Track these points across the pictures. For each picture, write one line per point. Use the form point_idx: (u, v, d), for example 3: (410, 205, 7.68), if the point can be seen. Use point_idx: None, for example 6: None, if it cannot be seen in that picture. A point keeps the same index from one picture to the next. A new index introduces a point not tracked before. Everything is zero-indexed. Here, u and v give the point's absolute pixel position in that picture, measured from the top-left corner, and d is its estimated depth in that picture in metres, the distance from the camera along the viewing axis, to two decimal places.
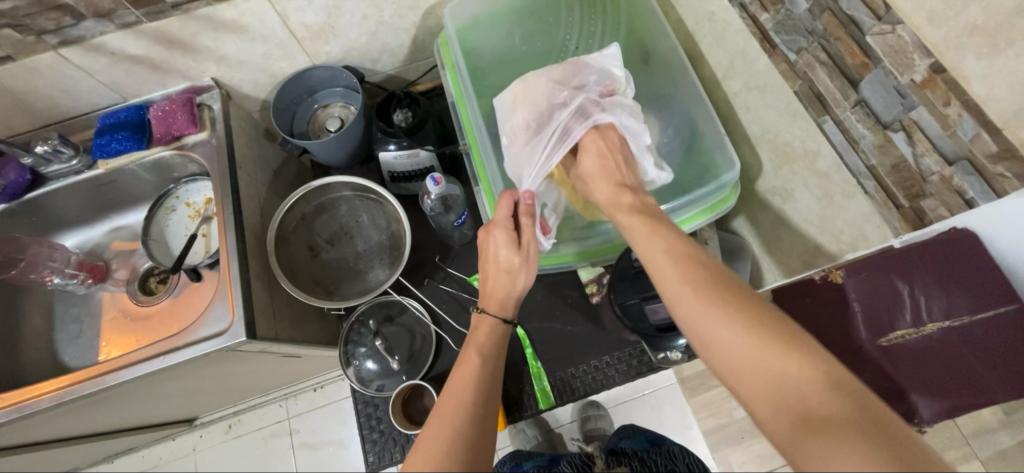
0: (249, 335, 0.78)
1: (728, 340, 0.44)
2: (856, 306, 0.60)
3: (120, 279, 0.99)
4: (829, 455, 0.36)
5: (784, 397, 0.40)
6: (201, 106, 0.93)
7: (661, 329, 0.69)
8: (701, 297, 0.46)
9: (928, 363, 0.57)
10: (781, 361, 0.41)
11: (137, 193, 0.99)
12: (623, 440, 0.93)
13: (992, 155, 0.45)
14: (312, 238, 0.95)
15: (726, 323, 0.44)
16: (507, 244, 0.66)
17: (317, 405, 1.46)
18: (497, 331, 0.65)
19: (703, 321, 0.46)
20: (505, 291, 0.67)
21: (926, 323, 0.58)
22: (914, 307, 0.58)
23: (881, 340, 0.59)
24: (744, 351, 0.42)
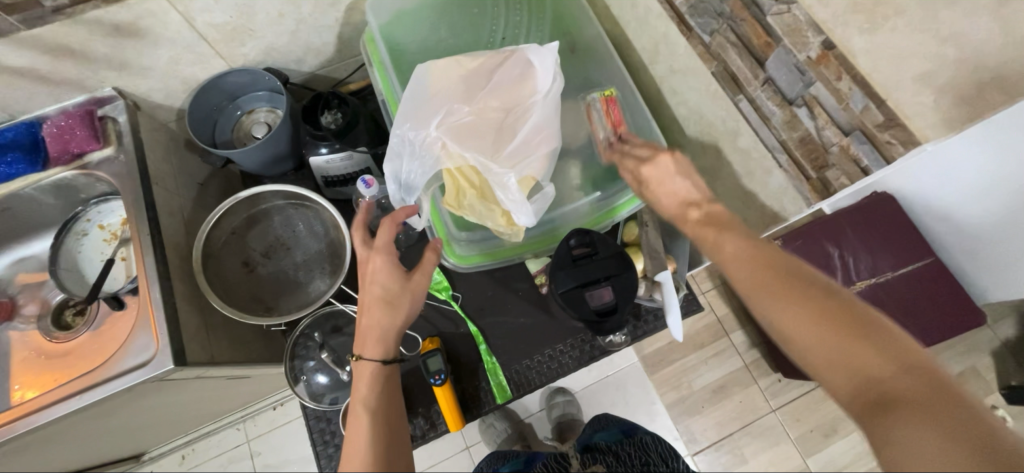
0: (177, 363, 0.72)
1: (802, 337, 0.47)
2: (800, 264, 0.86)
3: (29, 316, 0.90)
4: (903, 434, 0.39)
5: (855, 381, 0.43)
6: (104, 120, 0.85)
7: (600, 314, 0.68)
8: (770, 282, 0.50)
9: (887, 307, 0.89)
10: (848, 352, 0.44)
11: (40, 219, 0.90)
12: (597, 432, 0.96)
13: (879, 124, 0.47)
14: (245, 252, 0.90)
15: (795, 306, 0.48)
16: (383, 272, 0.63)
17: (276, 425, 1.40)
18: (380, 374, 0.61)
19: (782, 315, 0.48)
20: (379, 328, 0.62)
21: (859, 279, 0.89)
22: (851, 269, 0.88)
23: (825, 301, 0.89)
24: (812, 345, 0.46)
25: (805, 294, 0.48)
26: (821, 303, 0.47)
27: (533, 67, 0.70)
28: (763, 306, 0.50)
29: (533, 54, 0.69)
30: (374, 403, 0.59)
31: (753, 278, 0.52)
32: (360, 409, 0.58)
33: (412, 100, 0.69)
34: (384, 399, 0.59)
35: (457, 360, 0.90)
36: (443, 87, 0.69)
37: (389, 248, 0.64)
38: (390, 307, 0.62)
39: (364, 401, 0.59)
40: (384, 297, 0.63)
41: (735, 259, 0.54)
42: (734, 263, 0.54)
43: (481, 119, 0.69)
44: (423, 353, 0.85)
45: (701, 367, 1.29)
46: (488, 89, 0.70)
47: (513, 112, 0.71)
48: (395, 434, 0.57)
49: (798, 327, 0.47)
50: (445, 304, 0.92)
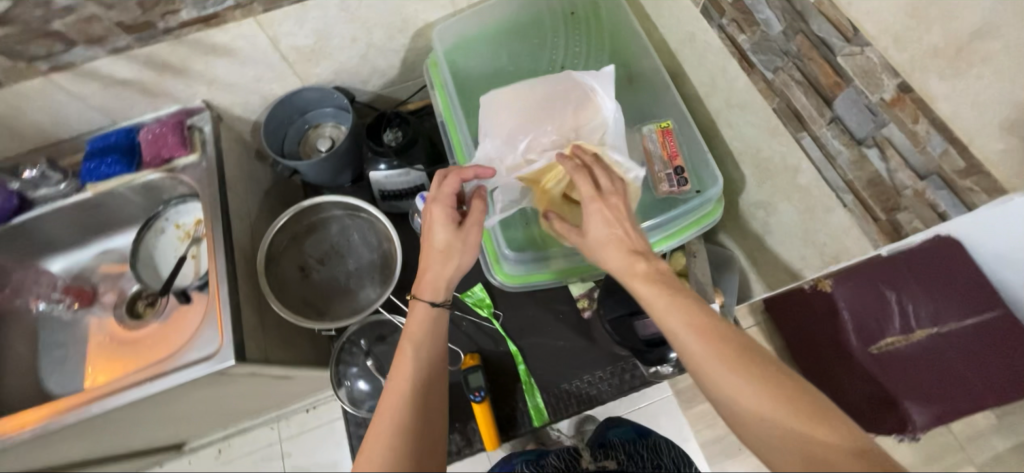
0: (238, 358, 0.77)
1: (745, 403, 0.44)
2: (846, 312, 0.79)
3: (107, 304, 0.98)
4: None
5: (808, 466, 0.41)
6: (191, 129, 0.93)
7: (649, 344, 0.68)
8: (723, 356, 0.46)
9: (917, 369, 0.76)
10: (787, 421, 0.42)
11: (126, 216, 0.98)
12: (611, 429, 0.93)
13: (960, 170, 0.46)
14: (303, 258, 0.94)
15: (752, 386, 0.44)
16: (445, 224, 0.62)
17: (309, 427, 1.43)
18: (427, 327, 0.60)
19: (728, 373, 0.45)
20: (439, 276, 0.62)
21: (915, 329, 0.75)
22: (901, 312, 0.75)
23: (873, 348, 0.79)
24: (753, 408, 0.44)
25: (732, 349, 0.46)
26: (753, 361, 0.45)
27: (593, 93, 0.73)
28: (692, 358, 0.48)
29: (591, 79, 0.73)
30: (422, 346, 0.59)
31: (688, 326, 0.48)
32: (409, 350, 0.58)
33: (494, 126, 0.73)
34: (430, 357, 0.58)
35: (496, 379, 0.91)
36: (520, 111, 0.73)
37: (449, 201, 0.63)
38: (445, 259, 0.62)
39: (414, 343, 0.59)
40: (441, 248, 0.62)
41: (660, 297, 0.51)
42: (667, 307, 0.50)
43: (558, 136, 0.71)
44: (463, 368, 0.87)
45: None
46: (562, 110, 0.73)
47: (587, 131, 0.72)
48: (433, 391, 0.56)
49: (741, 391, 0.44)
50: (486, 321, 0.94)
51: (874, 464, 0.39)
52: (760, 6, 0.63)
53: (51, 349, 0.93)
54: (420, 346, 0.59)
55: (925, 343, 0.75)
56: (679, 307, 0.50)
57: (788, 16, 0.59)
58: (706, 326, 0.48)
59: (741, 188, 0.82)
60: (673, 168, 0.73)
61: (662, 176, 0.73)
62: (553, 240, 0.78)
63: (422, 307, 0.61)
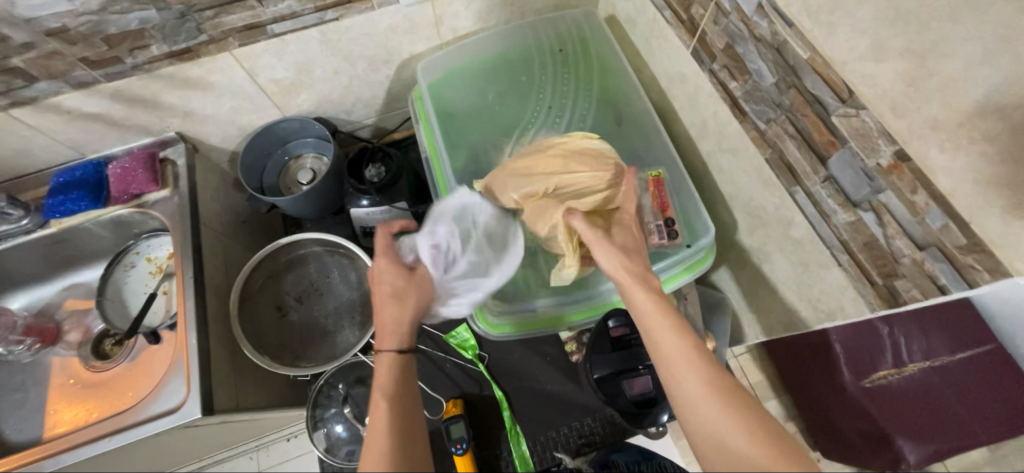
0: (204, 412, 0.72)
1: (717, 435, 0.44)
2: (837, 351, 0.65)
3: (72, 343, 0.93)
4: None
5: None
6: (164, 161, 0.89)
7: (639, 406, 0.64)
8: (708, 387, 0.46)
9: None
10: None
11: (94, 250, 0.94)
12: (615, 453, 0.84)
13: (961, 246, 0.44)
14: (280, 296, 0.90)
15: (727, 418, 0.44)
16: None
17: (288, 458, 1.38)
18: (398, 367, 0.55)
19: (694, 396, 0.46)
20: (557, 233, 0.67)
21: None
22: None
23: None
24: (717, 434, 0.44)
25: (716, 381, 0.47)
26: (749, 424, 0.43)
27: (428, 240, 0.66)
28: (680, 380, 0.48)
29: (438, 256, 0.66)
30: (398, 403, 0.52)
31: (687, 355, 0.48)
32: (382, 407, 0.51)
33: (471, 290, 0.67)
34: (405, 397, 0.53)
35: (480, 426, 0.87)
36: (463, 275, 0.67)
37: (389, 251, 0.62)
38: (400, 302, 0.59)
39: (386, 398, 0.52)
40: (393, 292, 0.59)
41: (658, 317, 0.52)
42: (660, 331, 0.51)
43: (472, 250, 0.67)
44: (446, 417, 0.82)
45: None
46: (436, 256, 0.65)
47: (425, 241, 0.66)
48: (411, 403, 0.53)
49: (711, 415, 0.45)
50: (471, 363, 0.90)
51: None
52: (752, 56, 0.61)
53: (7, 393, 0.88)
54: (401, 386, 0.53)
55: None
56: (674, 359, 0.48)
57: (780, 70, 0.57)
58: (699, 364, 0.48)
59: (732, 231, 0.79)
60: (663, 219, 0.73)
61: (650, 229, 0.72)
62: (539, 288, 0.75)
63: (388, 358, 0.55)
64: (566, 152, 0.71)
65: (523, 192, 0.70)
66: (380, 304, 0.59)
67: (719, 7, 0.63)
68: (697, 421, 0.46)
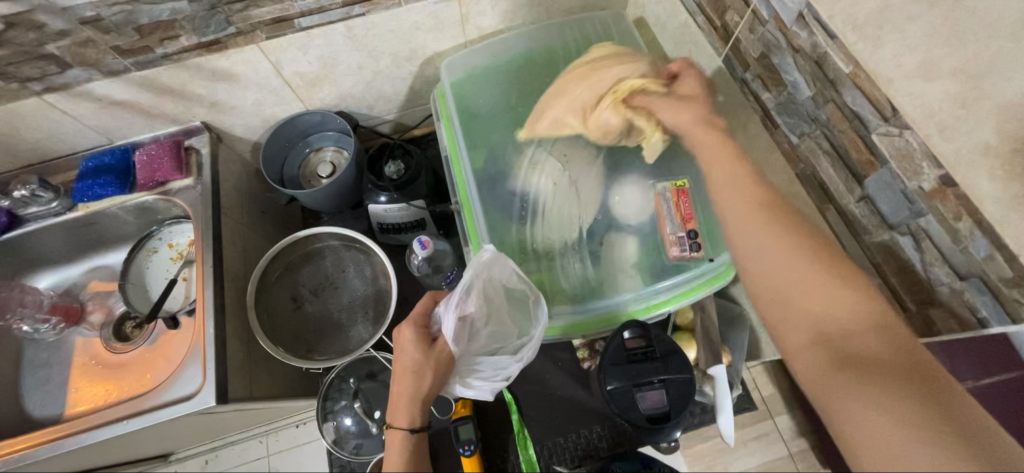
0: (219, 401, 0.73)
1: (772, 276, 0.49)
2: None
3: (94, 324, 0.95)
4: (855, 397, 0.41)
5: (815, 331, 0.45)
6: (188, 150, 0.91)
7: (651, 420, 0.63)
8: (779, 232, 0.49)
9: None
10: (829, 307, 0.45)
11: (119, 234, 0.96)
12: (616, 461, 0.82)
13: (1007, 279, 0.42)
14: (296, 288, 0.91)
15: (793, 263, 0.48)
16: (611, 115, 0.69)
17: (295, 445, 1.40)
18: (407, 441, 0.65)
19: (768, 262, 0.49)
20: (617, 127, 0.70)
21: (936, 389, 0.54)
22: None
23: None
24: (777, 274, 0.48)
25: (782, 224, 0.50)
26: (815, 264, 0.47)
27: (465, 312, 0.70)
28: (741, 225, 0.52)
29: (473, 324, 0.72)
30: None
31: (753, 212, 0.51)
32: None
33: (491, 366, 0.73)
34: (411, 466, 0.64)
35: (488, 427, 0.86)
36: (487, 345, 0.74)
37: (415, 319, 0.71)
38: (418, 378, 0.67)
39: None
40: (411, 369, 0.67)
41: (724, 172, 0.55)
42: (733, 197, 0.53)
43: (495, 322, 0.74)
44: (455, 417, 0.82)
45: (739, 450, 1.18)
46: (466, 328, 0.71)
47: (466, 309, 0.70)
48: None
49: (774, 255, 0.49)
50: None
51: (900, 356, 0.42)
52: (788, 67, 0.58)
53: (32, 369, 0.90)
54: (409, 461, 0.64)
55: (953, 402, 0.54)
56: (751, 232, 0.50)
57: (818, 83, 0.55)
58: (762, 215, 0.50)
59: None
60: (685, 231, 0.72)
61: (672, 240, 0.72)
62: (557, 296, 0.75)
63: (399, 434, 0.65)
64: (589, 65, 0.74)
65: (603, 102, 0.70)
66: (399, 375, 0.68)
67: (756, 15, 0.61)
68: (750, 265, 0.51)
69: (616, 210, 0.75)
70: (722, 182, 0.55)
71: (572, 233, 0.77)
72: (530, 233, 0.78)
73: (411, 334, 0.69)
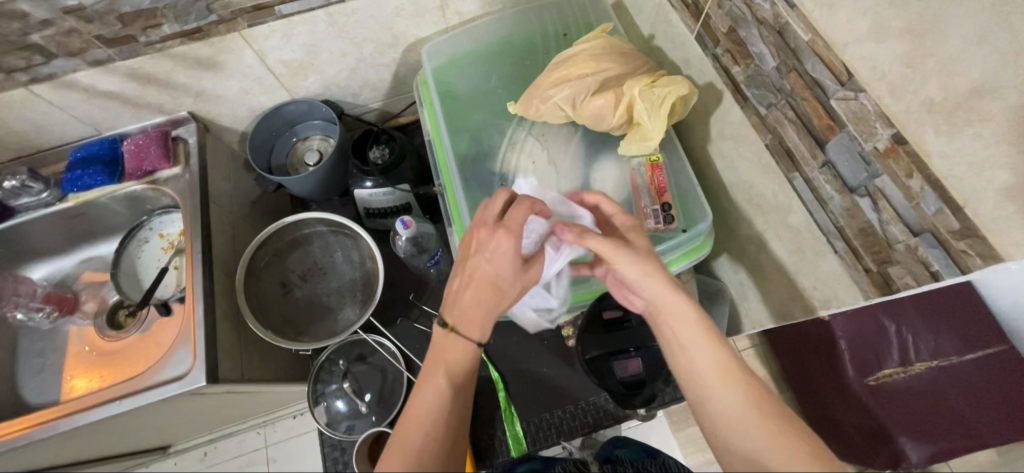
0: (209, 380, 0.75)
1: (728, 419, 0.49)
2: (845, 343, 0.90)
3: (88, 312, 0.97)
4: None
5: None
6: (176, 140, 0.92)
7: (626, 385, 0.65)
8: (733, 379, 0.50)
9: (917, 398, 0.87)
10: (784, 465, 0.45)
11: (110, 224, 0.97)
12: (618, 447, 0.84)
13: (955, 231, 0.44)
14: (284, 274, 0.93)
15: (747, 410, 0.49)
16: (603, 102, 0.69)
17: (291, 435, 1.42)
18: (465, 355, 0.58)
19: (717, 401, 0.50)
20: (598, 117, 0.70)
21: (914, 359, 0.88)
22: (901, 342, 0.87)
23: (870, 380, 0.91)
24: (731, 413, 0.49)
25: (734, 369, 0.51)
26: (764, 415, 0.48)
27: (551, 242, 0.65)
28: (702, 366, 0.51)
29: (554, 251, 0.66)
30: (449, 395, 0.56)
31: (712, 359, 0.51)
32: (434, 390, 0.56)
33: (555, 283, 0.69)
34: (459, 382, 0.58)
35: (473, 406, 0.88)
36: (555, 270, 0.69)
37: (513, 230, 0.58)
38: (500, 294, 0.58)
39: (441, 386, 0.57)
40: (497, 282, 0.58)
41: (678, 304, 0.53)
42: (690, 329, 0.53)
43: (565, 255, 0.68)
44: None
45: None
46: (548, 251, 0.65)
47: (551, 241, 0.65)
48: (462, 396, 0.58)
49: (728, 398, 0.50)
50: None
51: None
52: (754, 39, 0.60)
53: (28, 357, 0.92)
54: (456, 380, 0.58)
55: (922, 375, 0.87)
56: (698, 346, 0.52)
57: (781, 53, 0.57)
58: (725, 360, 0.51)
59: (732, 219, 0.79)
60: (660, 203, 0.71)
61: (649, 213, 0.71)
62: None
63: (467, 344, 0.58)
64: (596, 53, 0.73)
65: (592, 93, 0.70)
66: (475, 284, 0.58)
67: None
68: (704, 406, 0.51)
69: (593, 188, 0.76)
70: (672, 309, 0.54)
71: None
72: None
73: (509, 245, 0.57)
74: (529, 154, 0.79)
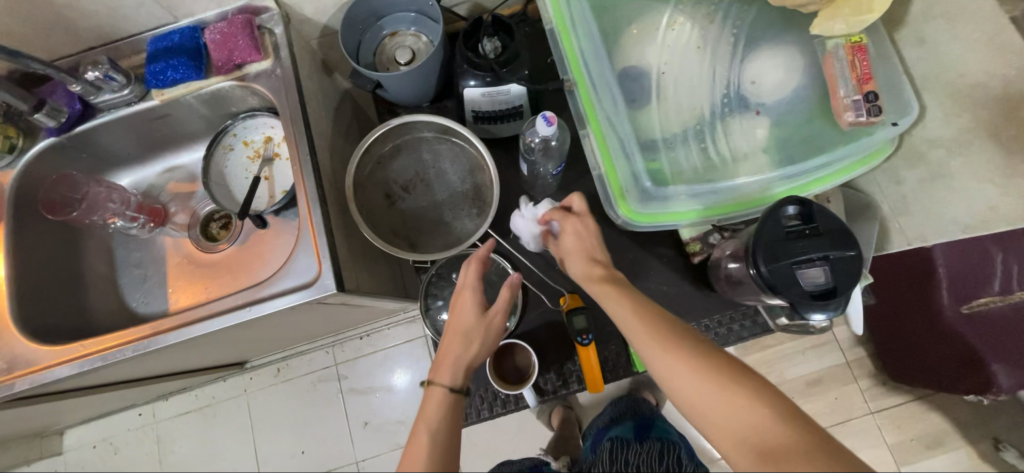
0: (338, 288, 0.71)
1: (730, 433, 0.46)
2: (942, 270, 0.81)
3: (180, 224, 0.92)
4: None
5: None
6: (261, 30, 0.81)
7: (814, 296, 0.59)
8: (712, 385, 0.47)
9: (1006, 329, 0.80)
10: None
11: (190, 130, 0.89)
12: (610, 430, 0.94)
13: None
14: (388, 184, 0.86)
15: (752, 424, 0.45)
16: None
17: (359, 356, 1.42)
18: (447, 400, 0.60)
19: (723, 421, 0.46)
20: None
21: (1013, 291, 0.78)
22: (1004, 274, 0.77)
23: (964, 307, 0.83)
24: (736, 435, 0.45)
25: (712, 371, 0.48)
26: (773, 434, 0.44)
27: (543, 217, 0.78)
28: (680, 387, 0.49)
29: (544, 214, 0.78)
30: (441, 434, 0.57)
31: (679, 376, 0.49)
32: (424, 435, 0.57)
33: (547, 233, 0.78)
34: (447, 423, 0.58)
35: (593, 322, 0.84)
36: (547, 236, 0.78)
37: (477, 286, 0.67)
38: (467, 343, 0.64)
39: (430, 428, 0.57)
40: (464, 332, 0.64)
41: (654, 341, 0.52)
42: (667, 357, 0.51)
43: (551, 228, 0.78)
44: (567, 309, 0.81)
45: (798, 357, 1.19)
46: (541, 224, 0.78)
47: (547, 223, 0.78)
48: (451, 440, 0.57)
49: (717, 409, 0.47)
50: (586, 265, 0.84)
51: None
52: None
53: (129, 267, 0.90)
54: (445, 420, 0.58)
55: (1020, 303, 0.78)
56: (660, 352, 0.51)
57: None
58: (707, 371, 0.48)
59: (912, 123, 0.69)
60: (862, 93, 0.62)
61: (849, 105, 0.63)
62: (677, 178, 0.69)
63: (439, 393, 0.60)
64: None
65: None
66: (448, 340, 0.65)
67: None
68: (705, 420, 0.48)
69: (765, 80, 0.67)
70: (634, 335, 0.54)
71: (709, 108, 0.69)
72: (662, 111, 0.70)
73: (473, 301, 0.66)
74: (690, 41, 0.70)
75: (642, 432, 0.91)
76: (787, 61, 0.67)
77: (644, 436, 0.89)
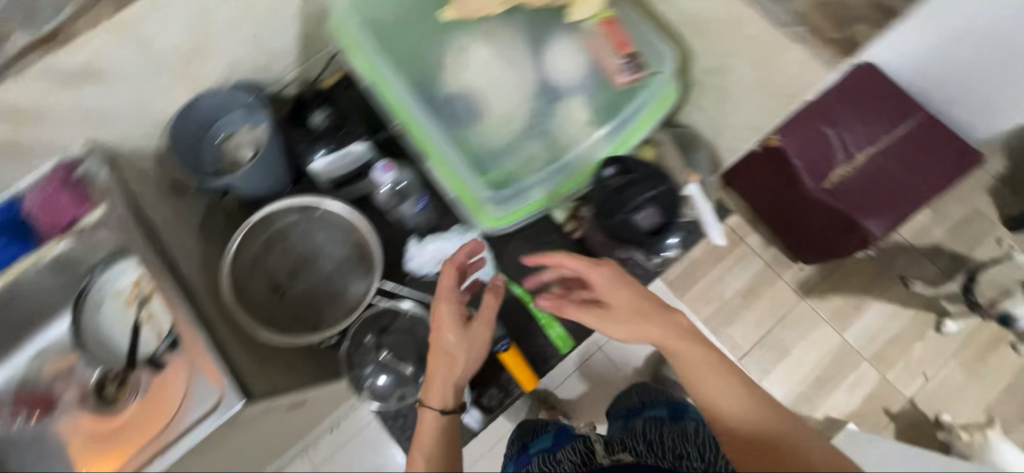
0: (245, 398, 0.70)
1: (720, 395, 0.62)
2: (797, 158, 0.90)
3: (72, 402, 0.85)
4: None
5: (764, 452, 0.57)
6: (83, 180, 0.79)
7: (648, 234, 0.80)
8: (713, 366, 0.64)
9: (856, 187, 0.90)
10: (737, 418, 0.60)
11: (48, 302, 0.85)
12: (645, 409, 0.91)
13: None
14: (271, 276, 0.87)
15: (725, 383, 0.62)
16: None
17: (336, 451, 1.21)
18: (440, 422, 0.68)
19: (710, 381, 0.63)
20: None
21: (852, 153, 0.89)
22: (840, 142, 0.88)
23: (824, 185, 0.90)
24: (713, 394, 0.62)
25: (699, 350, 0.65)
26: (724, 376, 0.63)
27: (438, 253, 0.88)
28: (683, 354, 0.65)
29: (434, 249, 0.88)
30: (437, 453, 0.66)
31: (688, 343, 0.65)
32: (418, 458, 0.66)
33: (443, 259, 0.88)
34: (443, 445, 0.67)
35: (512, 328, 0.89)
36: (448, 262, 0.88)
37: (451, 295, 0.70)
38: (452, 363, 0.69)
39: (425, 453, 0.66)
40: (446, 353, 0.69)
41: (603, 313, 0.68)
42: (687, 343, 0.65)
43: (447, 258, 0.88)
44: None
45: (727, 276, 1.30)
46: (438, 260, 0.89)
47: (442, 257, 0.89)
48: (452, 449, 0.67)
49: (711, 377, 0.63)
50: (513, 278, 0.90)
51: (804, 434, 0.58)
52: None
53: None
54: (444, 439, 0.67)
55: (862, 166, 0.89)
56: (655, 319, 0.66)
57: None
58: (699, 344, 0.65)
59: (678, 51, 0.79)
60: (625, 55, 0.72)
61: (619, 70, 0.73)
62: (519, 176, 0.77)
63: (431, 414, 0.68)
64: None
65: None
66: (433, 357, 0.70)
67: None
68: (703, 389, 0.63)
69: (557, 66, 0.75)
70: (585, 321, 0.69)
71: (521, 108, 0.76)
72: (480, 127, 0.77)
73: (454, 312, 0.70)
74: (483, 62, 0.76)
75: (676, 412, 0.86)
76: (569, 43, 0.75)
77: (679, 414, 0.85)
